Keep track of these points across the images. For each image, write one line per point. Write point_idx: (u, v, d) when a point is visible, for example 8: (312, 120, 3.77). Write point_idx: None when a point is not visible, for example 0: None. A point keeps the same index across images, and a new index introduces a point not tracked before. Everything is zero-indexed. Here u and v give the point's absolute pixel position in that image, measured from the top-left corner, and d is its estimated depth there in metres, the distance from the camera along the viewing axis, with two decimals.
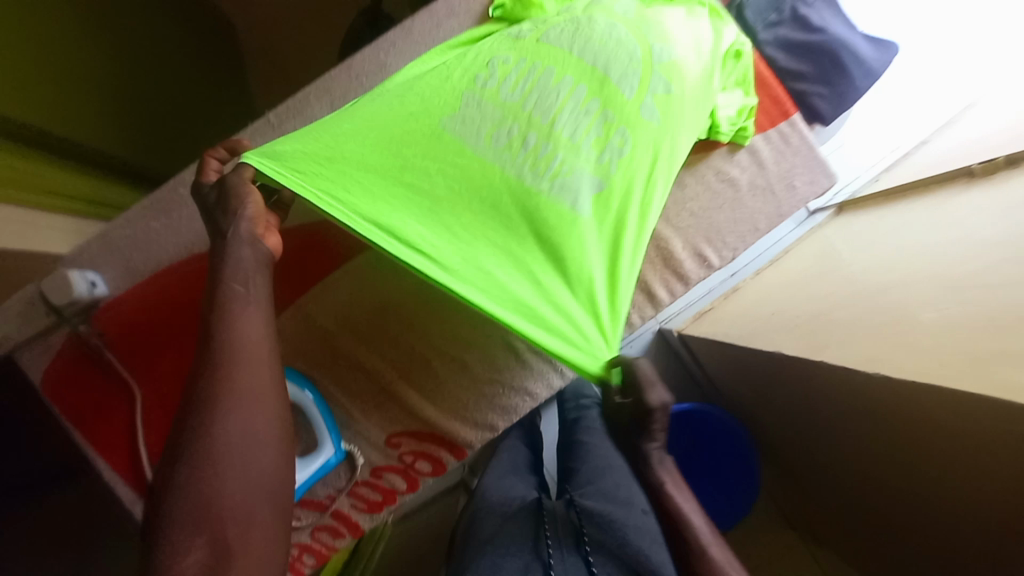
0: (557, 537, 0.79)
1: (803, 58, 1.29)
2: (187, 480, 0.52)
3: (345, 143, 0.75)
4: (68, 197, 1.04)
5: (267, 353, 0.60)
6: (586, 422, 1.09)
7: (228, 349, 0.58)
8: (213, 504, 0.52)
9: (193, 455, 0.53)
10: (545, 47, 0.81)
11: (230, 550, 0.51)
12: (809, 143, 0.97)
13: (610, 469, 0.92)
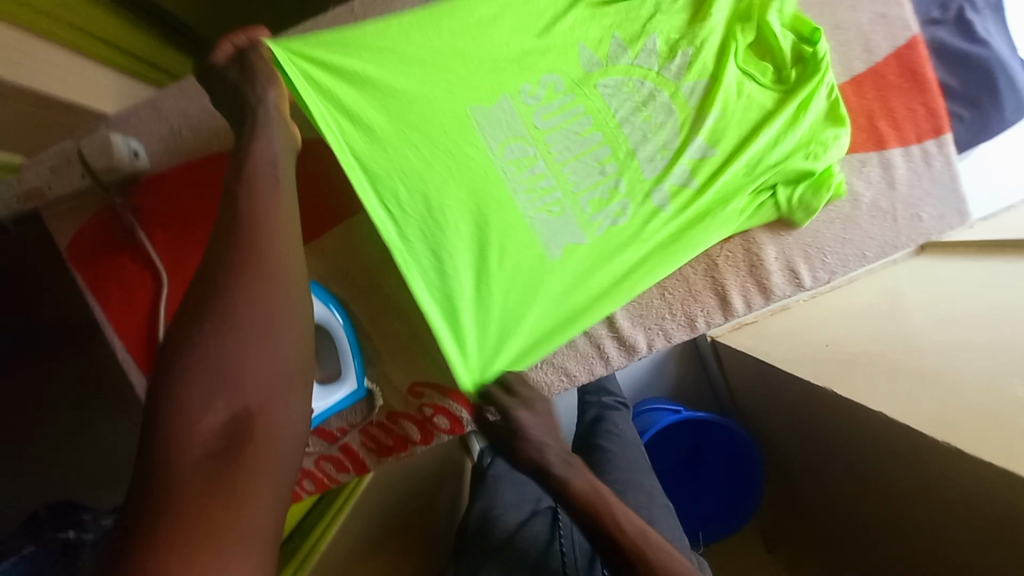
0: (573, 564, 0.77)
1: (955, 69, 1.11)
2: (202, 337, 0.44)
3: (376, 87, 0.74)
4: (115, 46, 0.93)
5: (294, 222, 0.51)
6: (608, 425, 1.04)
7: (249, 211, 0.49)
8: (231, 371, 0.43)
9: (213, 327, 0.44)
10: (596, 95, 0.78)
11: (252, 424, 0.43)
12: (952, 172, 0.84)
13: (629, 489, 0.89)
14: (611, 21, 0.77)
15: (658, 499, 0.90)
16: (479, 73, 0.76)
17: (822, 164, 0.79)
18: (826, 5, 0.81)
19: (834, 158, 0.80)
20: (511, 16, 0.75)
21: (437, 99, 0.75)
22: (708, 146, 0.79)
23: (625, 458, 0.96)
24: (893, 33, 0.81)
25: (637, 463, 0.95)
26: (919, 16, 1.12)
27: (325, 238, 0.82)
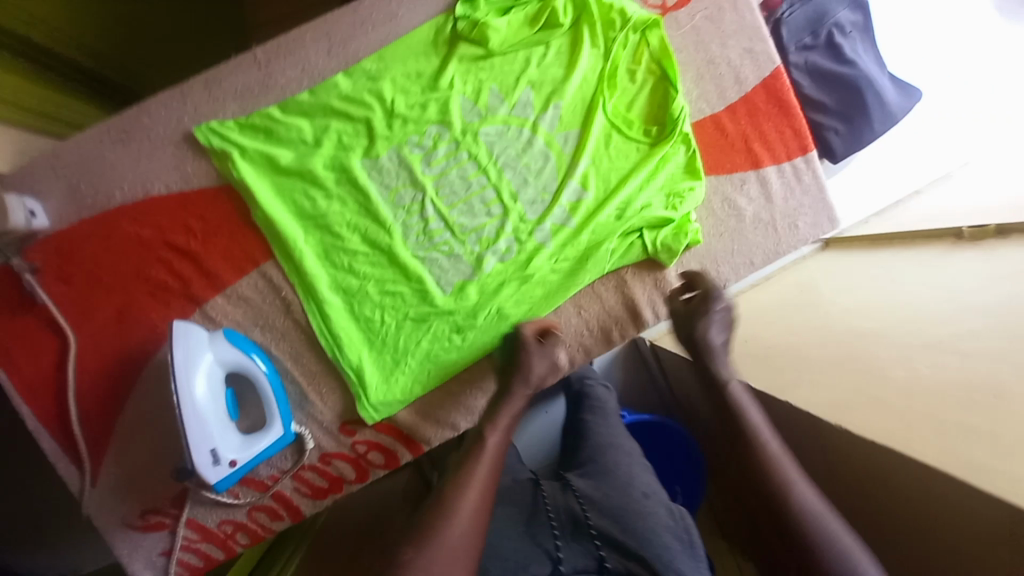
0: (560, 525, 0.78)
1: (825, 88, 1.25)
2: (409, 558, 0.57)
3: (279, 145, 0.81)
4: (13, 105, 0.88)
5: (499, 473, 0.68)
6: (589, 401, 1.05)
7: (485, 450, 0.69)
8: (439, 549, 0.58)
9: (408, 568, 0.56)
10: (479, 143, 0.86)
11: None
12: (820, 183, 0.94)
13: (610, 450, 0.90)
14: (488, 80, 0.85)
15: (638, 460, 0.89)
16: (379, 129, 0.83)
17: (680, 212, 0.89)
18: (699, 44, 0.89)
19: (692, 205, 0.90)
20: (397, 79, 0.82)
21: (333, 156, 0.82)
22: (581, 190, 0.90)
23: (608, 431, 0.96)
24: (759, 66, 0.90)
25: (616, 428, 0.96)
26: (792, 44, 1.26)
27: (243, 285, 0.83)
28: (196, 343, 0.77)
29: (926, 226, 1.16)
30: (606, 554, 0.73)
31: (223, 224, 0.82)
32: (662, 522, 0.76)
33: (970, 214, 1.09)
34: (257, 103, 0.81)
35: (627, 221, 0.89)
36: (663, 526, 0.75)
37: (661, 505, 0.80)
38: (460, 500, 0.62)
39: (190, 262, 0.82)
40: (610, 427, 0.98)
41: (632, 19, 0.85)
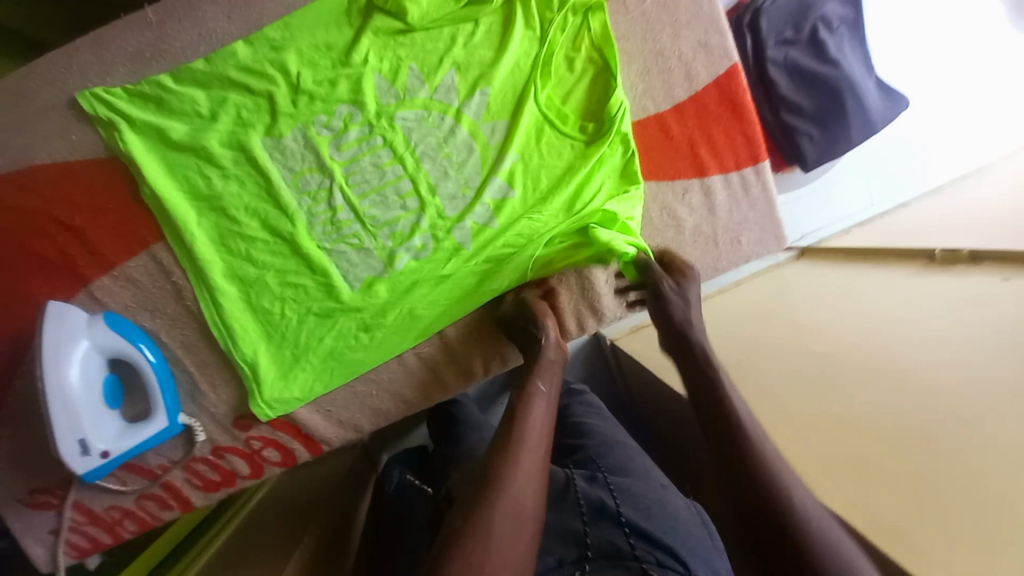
0: (589, 509, 0.73)
1: (802, 89, 1.15)
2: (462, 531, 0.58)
3: (172, 117, 0.75)
4: None
5: (546, 438, 0.69)
6: (585, 403, 1.03)
7: (534, 412, 0.70)
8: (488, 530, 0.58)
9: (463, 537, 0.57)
10: (395, 129, 0.79)
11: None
12: (768, 198, 0.88)
13: (618, 447, 0.88)
14: (406, 58, 0.77)
15: (652, 466, 0.85)
16: (283, 107, 0.75)
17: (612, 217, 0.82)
18: (650, 32, 0.80)
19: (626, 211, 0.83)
20: (303, 50, 0.74)
21: (231, 132, 0.75)
22: (507, 188, 0.83)
23: (611, 430, 0.94)
24: (713, 63, 0.82)
25: (619, 429, 0.95)
26: (772, 36, 1.14)
27: (132, 266, 0.78)
28: (71, 329, 0.72)
29: (900, 246, 1.29)
30: (635, 540, 0.67)
31: (111, 200, 0.76)
32: (683, 515, 0.74)
33: (941, 240, 1.22)
34: (149, 67, 0.74)
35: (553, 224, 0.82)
36: (686, 516, 0.74)
37: (680, 501, 0.77)
38: (514, 462, 0.64)
39: (74, 239, 0.77)
40: (609, 426, 0.95)
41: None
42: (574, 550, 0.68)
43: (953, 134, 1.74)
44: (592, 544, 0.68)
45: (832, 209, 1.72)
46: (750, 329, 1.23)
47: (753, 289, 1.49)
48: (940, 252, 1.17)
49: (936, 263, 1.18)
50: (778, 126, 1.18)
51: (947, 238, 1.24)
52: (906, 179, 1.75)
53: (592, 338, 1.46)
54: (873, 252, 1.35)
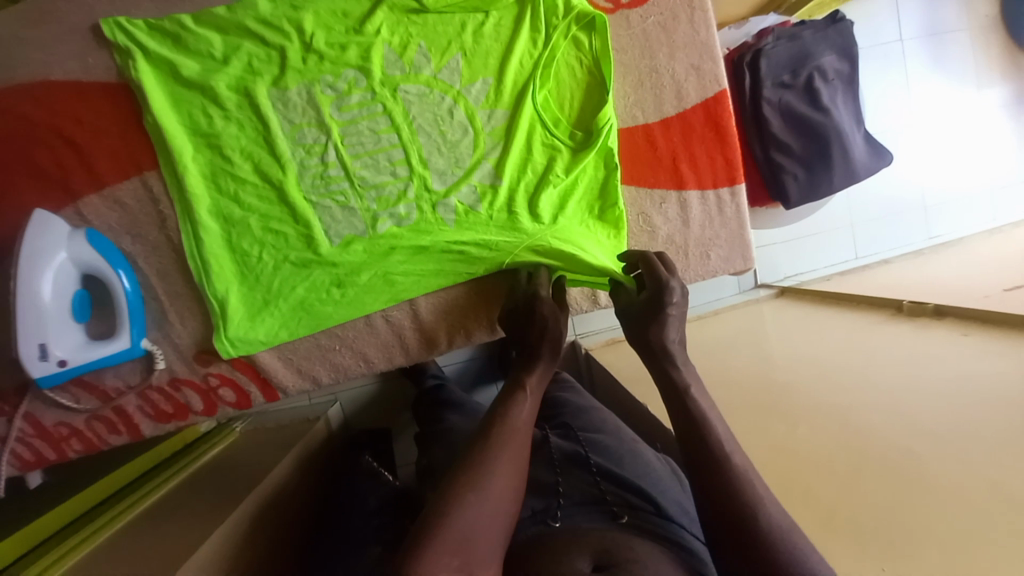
0: (562, 467, 0.73)
1: (791, 132, 1.21)
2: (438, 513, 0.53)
3: (189, 56, 0.79)
4: None
5: (528, 434, 0.63)
6: (562, 382, 1.05)
7: (514, 417, 0.63)
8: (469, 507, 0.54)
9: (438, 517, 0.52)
10: (396, 99, 0.83)
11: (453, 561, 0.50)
12: (740, 220, 0.92)
13: (588, 412, 0.89)
14: (416, 34, 0.81)
15: (626, 429, 0.86)
16: (294, 62, 0.80)
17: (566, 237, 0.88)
18: (647, 49, 0.86)
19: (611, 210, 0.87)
20: (321, 13, 0.79)
21: (239, 78, 0.79)
22: (495, 176, 0.86)
23: (585, 400, 0.95)
24: (703, 86, 0.87)
25: (585, 399, 0.95)
26: (770, 77, 1.19)
27: (124, 189, 0.81)
28: (51, 239, 0.75)
29: (873, 297, 1.32)
30: (608, 491, 0.67)
31: (116, 124, 0.80)
32: (655, 464, 0.76)
33: (910, 296, 1.25)
34: (171, 5, 0.78)
35: (532, 214, 0.86)
36: (655, 465, 0.76)
37: (651, 454, 0.79)
38: (496, 447, 0.59)
39: (73, 155, 0.80)
40: (580, 397, 0.97)
41: (575, 9, 0.81)
42: (544, 500, 0.67)
43: (935, 203, 1.81)
44: (564, 494, 0.68)
45: (811, 257, 1.80)
46: (718, 356, 1.27)
47: (728, 321, 1.54)
48: (908, 303, 1.18)
49: (902, 314, 1.18)
50: (766, 162, 1.23)
51: (915, 293, 1.28)
52: (887, 239, 1.82)
53: (568, 345, 1.51)
54: (847, 298, 1.39)
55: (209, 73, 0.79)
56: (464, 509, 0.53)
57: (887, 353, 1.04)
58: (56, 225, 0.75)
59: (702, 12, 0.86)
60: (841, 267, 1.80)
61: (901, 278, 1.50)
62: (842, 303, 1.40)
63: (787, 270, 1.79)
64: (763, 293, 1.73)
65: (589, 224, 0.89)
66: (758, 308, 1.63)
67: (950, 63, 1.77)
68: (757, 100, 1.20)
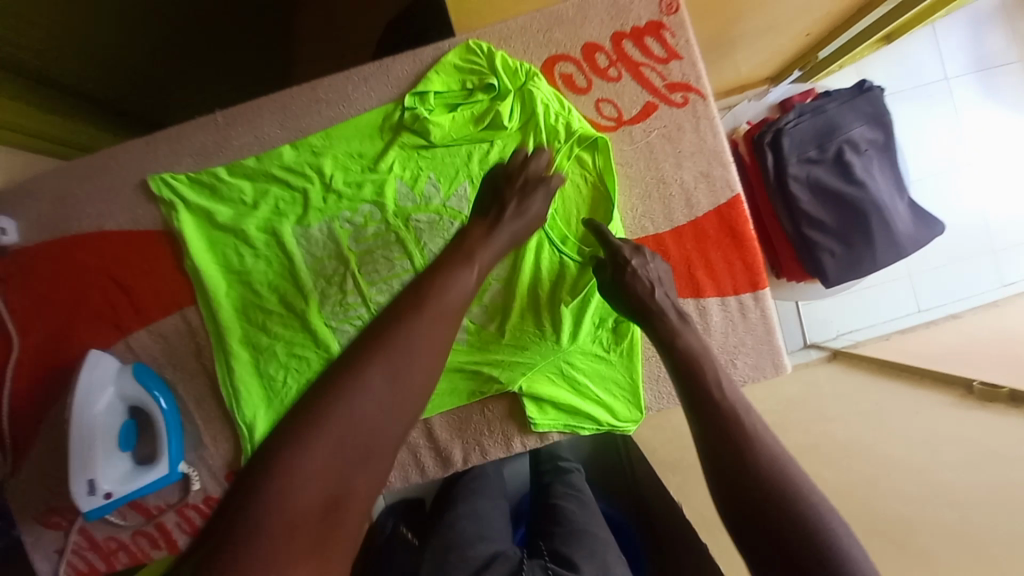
0: None
1: (825, 208, 1.14)
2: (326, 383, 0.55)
3: (227, 203, 0.87)
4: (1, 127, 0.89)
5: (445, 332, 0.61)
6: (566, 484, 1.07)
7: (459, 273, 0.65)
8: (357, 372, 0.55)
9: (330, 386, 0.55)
10: (408, 228, 0.87)
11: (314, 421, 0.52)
12: (768, 324, 0.87)
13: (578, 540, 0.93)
14: (426, 167, 0.86)
15: (617, 551, 0.94)
16: (314, 202, 0.86)
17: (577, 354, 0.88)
18: (652, 162, 0.86)
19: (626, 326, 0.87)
20: (338, 157, 0.86)
21: (266, 220, 0.87)
22: (507, 291, 0.87)
23: (580, 517, 0.98)
24: (714, 192, 0.85)
25: (585, 519, 0.98)
26: (794, 154, 1.15)
27: (166, 323, 0.90)
28: (99, 373, 0.84)
29: (937, 369, 1.18)
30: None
31: (157, 266, 0.89)
32: None
33: (980, 370, 1.10)
34: (209, 159, 0.88)
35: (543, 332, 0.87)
36: None
37: None
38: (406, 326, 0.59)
39: (125, 296, 0.89)
40: (585, 511, 1.00)
41: (576, 132, 0.83)
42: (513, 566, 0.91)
43: (1008, 246, 1.64)
44: None
45: (863, 313, 1.67)
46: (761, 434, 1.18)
47: (775, 386, 1.41)
48: (978, 384, 1.04)
49: (972, 397, 1.04)
50: (798, 238, 1.16)
51: (987, 362, 1.12)
52: (951, 287, 1.65)
53: None
54: (907, 368, 1.26)
55: (239, 218, 0.87)
56: (347, 400, 0.54)
57: (951, 453, 0.91)
58: (105, 359, 0.85)
59: (708, 120, 0.85)
60: (902, 320, 1.65)
61: (972, 335, 1.33)
62: (904, 374, 1.26)
63: (835, 325, 1.68)
64: (814, 353, 1.59)
65: (602, 336, 0.88)
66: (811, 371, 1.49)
67: (1006, 97, 1.63)
68: (783, 179, 1.15)
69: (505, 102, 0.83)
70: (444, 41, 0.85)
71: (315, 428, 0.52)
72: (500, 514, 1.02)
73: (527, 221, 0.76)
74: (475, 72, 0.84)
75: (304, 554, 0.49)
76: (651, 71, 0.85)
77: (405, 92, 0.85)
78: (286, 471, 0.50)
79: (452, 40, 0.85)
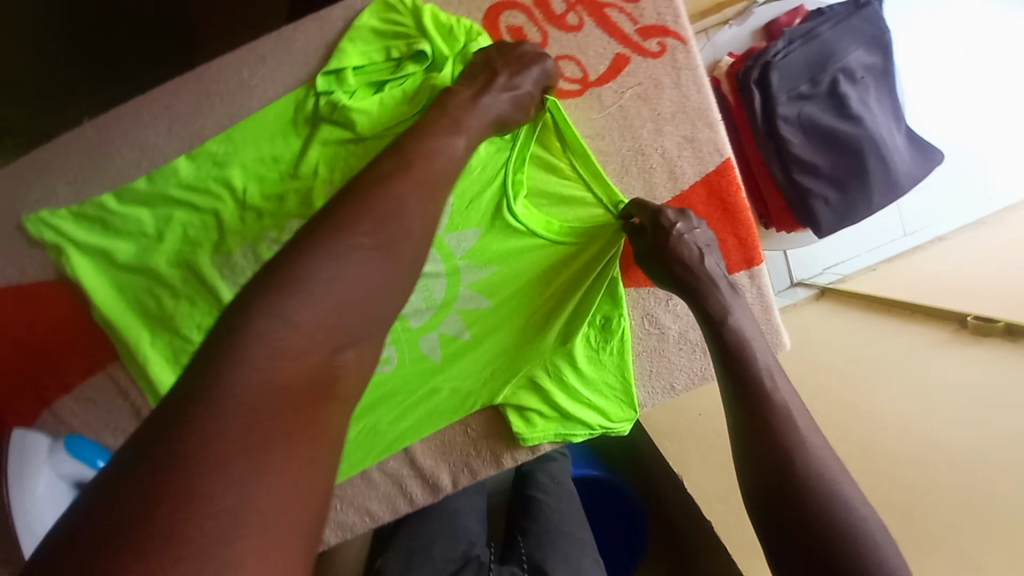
0: None
1: (819, 150, 1.02)
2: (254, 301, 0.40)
3: (124, 237, 0.72)
4: None
5: (411, 227, 0.46)
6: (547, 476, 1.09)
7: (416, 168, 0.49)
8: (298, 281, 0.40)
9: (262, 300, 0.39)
10: None
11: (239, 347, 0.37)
12: (765, 303, 0.79)
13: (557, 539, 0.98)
14: (355, 167, 0.69)
15: (588, 552, 1.00)
16: (230, 225, 0.71)
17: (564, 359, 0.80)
18: (627, 130, 0.72)
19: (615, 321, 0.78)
20: (248, 165, 0.70)
21: (178, 252, 0.72)
22: (479, 300, 0.77)
23: (559, 512, 1.03)
24: (701, 159, 0.73)
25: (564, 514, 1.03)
26: (783, 92, 1.01)
27: (90, 386, 0.79)
28: (32, 450, 0.73)
29: (931, 303, 1.05)
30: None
31: (64, 323, 0.76)
32: None
33: (980, 300, 0.98)
34: (91, 185, 0.72)
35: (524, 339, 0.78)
36: None
37: None
38: (353, 220, 0.43)
39: (33, 361, 0.76)
40: (561, 507, 1.04)
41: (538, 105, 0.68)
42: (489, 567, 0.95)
43: None
44: None
45: None
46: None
47: None
48: (972, 319, 0.94)
49: (966, 333, 0.94)
50: (790, 186, 1.05)
51: (985, 290, 1.00)
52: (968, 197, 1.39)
53: None
54: (897, 303, 1.12)
55: (142, 254, 0.72)
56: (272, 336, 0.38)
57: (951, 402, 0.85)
58: (33, 436, 0.74)
59: (690, 72, 0.71)
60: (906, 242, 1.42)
61: (965, 257, 1.21)
62: (895, 309, 1.12)
63: (827, 259, 1.46)
64: (802, 292, 1.42)
65: (588, 336, 0.79)
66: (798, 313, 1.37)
67: None
68: (772, 121, 1.02)
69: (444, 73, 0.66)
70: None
71: (291, 291, 0.39)
72: (473, 511, 1.01)
73: (519, 99, 0.62)
74: (398, 36, 0.67)
75: (293, 428, 0.36)
76: (619, 14, 0.69)
77: (314, 73, 0.68)
78: (257, 341, 0.37)
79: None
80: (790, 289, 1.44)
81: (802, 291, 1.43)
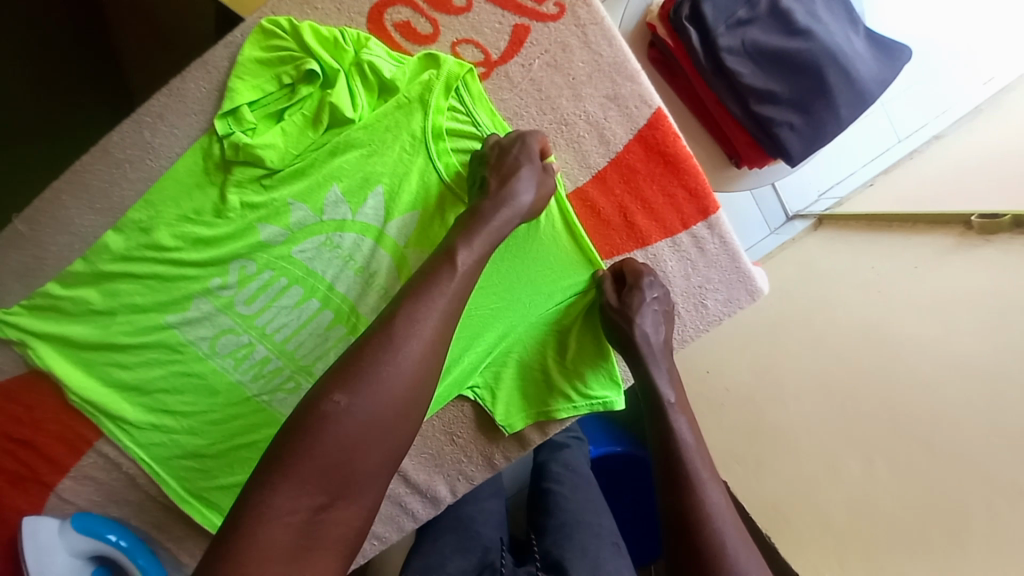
0: None
1: (771, 76, 0.95)
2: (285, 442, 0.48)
3: (73, 315, 0.71)
4: None
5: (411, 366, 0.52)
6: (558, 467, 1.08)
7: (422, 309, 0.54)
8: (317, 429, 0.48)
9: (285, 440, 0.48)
10: (293, 265, 0.70)
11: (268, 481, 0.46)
12: (731, 249, 0.75)
13: (571, 527, 0.97)
14: (281, 203, 0.68)
15: (606, 538, 0.98)
16: (171, 281, 0.70)
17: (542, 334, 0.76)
18: (545, 102, 0.69)
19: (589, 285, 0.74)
20: (173, 220, 0.68)
21: (127, 320, 0.71)
22: None
23: (572, 501, 1.01)
24: (629, 116, 0.69)
25: (580, 504, 1.01)
26: (720, 22, 0.94)
27: (85, 465, 0.79)
28: (50, 531, 0.75)
29: (935, 210, 0.98)
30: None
31: (49, 408, 0.76)
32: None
33: (983, 196, 0.91)
34: (34, 275, 0.72)
35: (498, 318, 0.73)
36: None
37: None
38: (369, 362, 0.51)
39: (27, 451, 0.77)
40: (576, 497, 1.02)
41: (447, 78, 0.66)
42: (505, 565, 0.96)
43: None
44: None
45: None
46: (755, 342, 1.06)
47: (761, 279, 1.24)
48: (976, 217, 0.86)
49: (972, 234, 0.86)
50: (749, 119, 0.98)
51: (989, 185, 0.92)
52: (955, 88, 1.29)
53: None
54: (897, 216, 1.04)
55: (96, 331, 0.72)
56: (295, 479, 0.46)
57: (959, 311, 0.79)
58: (48, 518, 0.76)
59: (596, 26, 0.67)
60: (900, 149, 1.32)
61: (965, 152, 1.12)
62: (896, 223, 1.04)
63: (821, 184, 1.34)
64: (800, 225, 1.33)
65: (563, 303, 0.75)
66: (799, 246, 1.28)
67: None
68: (716, 56, 0.95)
69: (342, 84, 0.64)
70: (233, 32, 0.66)
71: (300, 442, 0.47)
72: (488, 518, 1.02)
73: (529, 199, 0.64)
74: (284, 61, 0.65)
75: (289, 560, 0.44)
76: None
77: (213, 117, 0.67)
78: (274, 491, 0.46)
79: (243, 28, 0.66)
80: (786, 224, 1.34)
81: (799, 223, 1.33)
